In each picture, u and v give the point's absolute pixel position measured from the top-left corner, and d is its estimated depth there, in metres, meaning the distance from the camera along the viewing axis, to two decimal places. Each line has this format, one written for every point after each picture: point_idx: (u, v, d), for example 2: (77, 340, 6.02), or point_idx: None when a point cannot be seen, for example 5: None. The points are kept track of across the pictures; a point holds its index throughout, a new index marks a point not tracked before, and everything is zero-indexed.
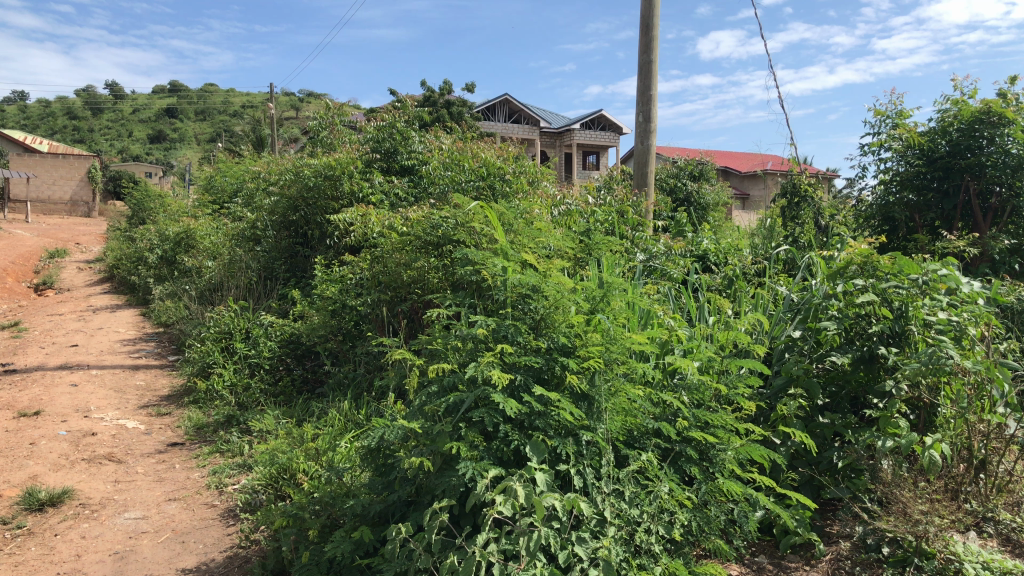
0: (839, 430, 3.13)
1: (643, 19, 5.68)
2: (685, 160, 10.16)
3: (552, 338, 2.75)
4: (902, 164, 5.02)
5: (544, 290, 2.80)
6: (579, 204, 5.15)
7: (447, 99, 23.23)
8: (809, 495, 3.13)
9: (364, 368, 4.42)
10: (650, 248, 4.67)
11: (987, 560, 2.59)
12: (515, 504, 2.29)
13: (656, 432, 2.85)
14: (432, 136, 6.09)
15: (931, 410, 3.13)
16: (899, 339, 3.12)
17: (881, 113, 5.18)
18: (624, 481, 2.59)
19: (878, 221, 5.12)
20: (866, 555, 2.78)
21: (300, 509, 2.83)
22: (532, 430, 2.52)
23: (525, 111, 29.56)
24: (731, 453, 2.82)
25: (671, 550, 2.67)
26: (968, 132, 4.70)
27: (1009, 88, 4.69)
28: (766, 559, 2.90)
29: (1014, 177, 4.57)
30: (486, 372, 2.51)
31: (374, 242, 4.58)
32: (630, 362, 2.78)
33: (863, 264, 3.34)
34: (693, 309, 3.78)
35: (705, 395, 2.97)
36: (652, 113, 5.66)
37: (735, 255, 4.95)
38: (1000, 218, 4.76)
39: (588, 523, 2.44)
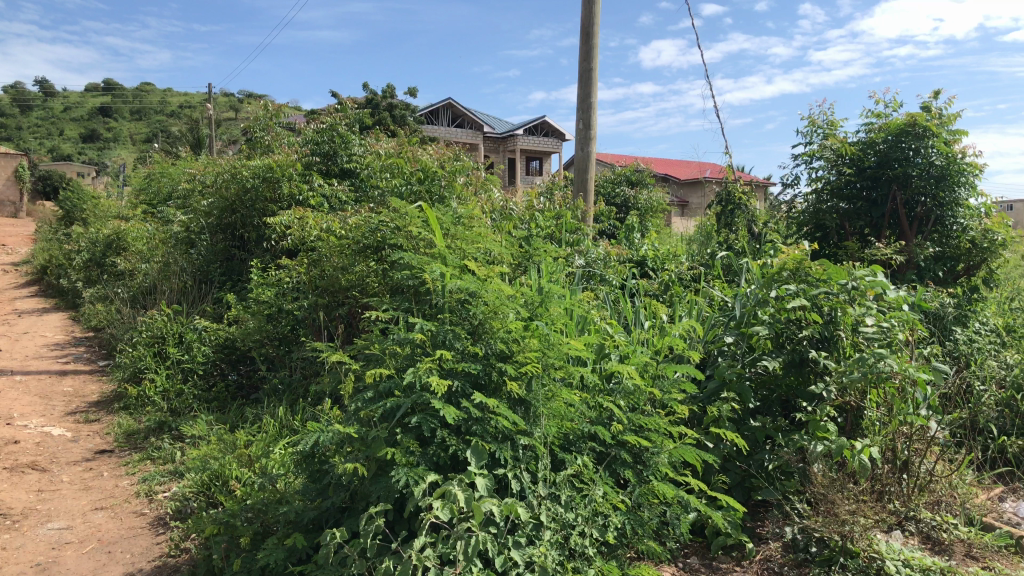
0: (769, 432, 3.20)
1: (583, 26, 5.74)
2: (624, 167, 10.27)
3: (489, 343, 2.74)
4: (833, 172, 5.16)
5: (483, 296, 2.80)
6: (520, 210, 5.16)
7: (390, 102, 23.15)
8: (741, 497, 3.19)
9: (300, 374, 4.38)
10: (589, 253, 4.72)
11: (907, 558, 2.68)
12: (453, 509, 2.31)
13: (592, 436, 2.87)
14: (373, 140, 6.06)
15: (858, 413, 3.23)
16: (829, 344, 3.22)
17: (813, 123, 5.31)
18: (560, 484, 2.60)
19: (809, 228, 5.26)
20: (796, 555, 2.84)
21: (231, 516, 2.79)
22: (469, 435, 2.53)
23: (469, 115, 29.58)
24: (664, 456, 2.86)
25: (605, 552, 2.70)
26: (895, 144, 4.84)
27: (933, 102, 4.84)
28: (697, 561, 2.95)
29: (937, 188, 4.74)
30: (424, 378, 2.51)
31: (312, 245, 4.53)
32: (567, 367, 2.82)
33: (795, 270, 3.42)
34: (630, 314, 3.81)
35: (640, 400, 3.00)
36: (592, 121, 5.70)
37: (673, 261, 5.03)
38: (925, 226, 4.90)
39: (524, 528, 2.45)
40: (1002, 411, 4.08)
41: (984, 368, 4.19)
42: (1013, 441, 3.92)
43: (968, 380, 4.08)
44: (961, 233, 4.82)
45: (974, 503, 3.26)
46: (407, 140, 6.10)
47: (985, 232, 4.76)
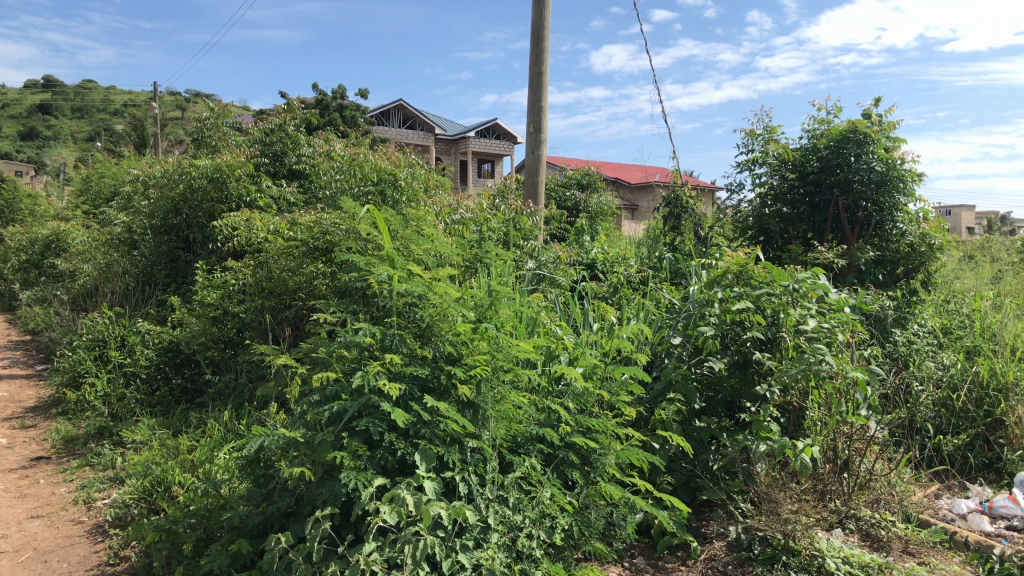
0: (715, 433, 3.25)
1: (533, 29, 5.76)
2: (574, 170, 10.32)
3: (437, 345, 2.73)
4: (776, 178, 5.27)
5: (431, 299, 2.78)
6: (471, 212, 5.14)
7: (341, 103, 22.97)
8: (686, 497, 3.23)
9: (246, 377, 4.31)
10: (540, 256, 4.73)
11: (846, 555, 2.75)
12: (401, 512, 2.30)
13: (540, 437, 2.88)
14: (322, 141, 6.00)
15: (800, 414, 3.30)
16: (772, 345, 3.27)
17: (755, 130, 5.41)
18: (507, 487, 2.60)
19: (753, 232, 5.35)
20: (740, 554, 2.88)
21: (173, 523, 2.74)
22: (417, 438, 2.52)
23: (421, 117, 29.48)
24: (612, 458, 2.88)
25: (552, 554, 2.71)
26: (837, 151, 4.94)
27: (873, 109, 4.96)
28: (643, 561, 2.98)
29: (878, 193, 4.85)
30: (373, 381, 2.49)
31: (259, 246, 4.47)
32: (515, 370, 2.83)
33: (739, 273, 3.47)
34: (579, 316, 3.83)
35: (589, 401, 3.01)
36: (543, 124, 5.72)
37: (622, 264, 5.08)
38: (866, 230, 5.01)
39: (472, 530, 2.45)
40: (938, 410, 4.21)
41: (922, 369, 4.30)
42: (949, 440, 4.04)
43: (907, 381, 4.19)
44: (901, 237, 4.93)
45: (911, 501, 3.35)
46: (357, 141, 6.06)
47: (923, 236, 4.90)
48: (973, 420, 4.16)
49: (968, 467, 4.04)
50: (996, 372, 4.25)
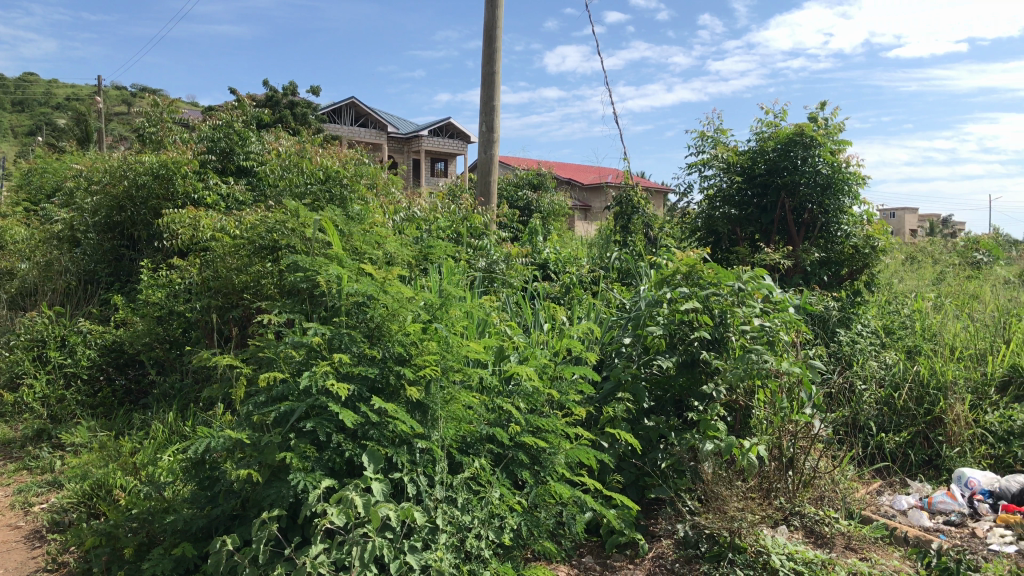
0: (663, 432, 3.28)
1: (486, 28, 5.76)
2: (527, 170, 10.35)
3: (387, 346, 2.69)
4: (724, 180, 5.34)
5: (380, 299, 2.74)
6: (423, 212, 5.11)
7: (291, 100, 22.72)
8: (634, 495, 3.25)
9: (191, 378, 4.24)
10: (491, 255, 4.72)
11: (790, 551, 2.79)
12: (348, 514, 2.28)
13: (490, 437, 2.88)
14: (271, 138, 5.92)
15: (746, 412, 3.35)
16: (719, 344, 3.34)
17: (704, 133, 5.47)
18: (457, 488, 2.59)
19: (702, 234, 5.42)
20: (687, 551, 2.91)
21: (114, 527, 2.68)
22: (365, 440, 2.50)
23: (374, 116, 29.29)
24: (561, 457, 2.89)
25: (500, 554, 2.70)
26: (784, 153, 5.01)
27: (818, 112, 5.05)
28: (592, 560, 2.99)
29: (823, 195, 4.94)
30: (321, 382, 2.45)
31: (205, 244, 4.38)
32: (465, 370, 2.82)
33: (687, 274, 3.51)
34: (529, 315, 3.83)
35: (539, 401, 3.01)
36: (495, 123, 5.73)
37: (574, 264, 5.10)
38: (812, 232, 5.10)
39: (420, 532, 2.44)
40: (880, 409, 4.32)
41: (865, 368, 4.40)
42: (890, 438, 4.13)
43: (850, 380, 4.28)
44: (845, 238, 5.03)
45: (854, 498, 3.43)
46: (308, 139, 5.99)
47: (866, 238, 5.01)
48: (914, 418, 4.27)
49: (909, 464, 4.14)
50: (936, 371, 4.37)
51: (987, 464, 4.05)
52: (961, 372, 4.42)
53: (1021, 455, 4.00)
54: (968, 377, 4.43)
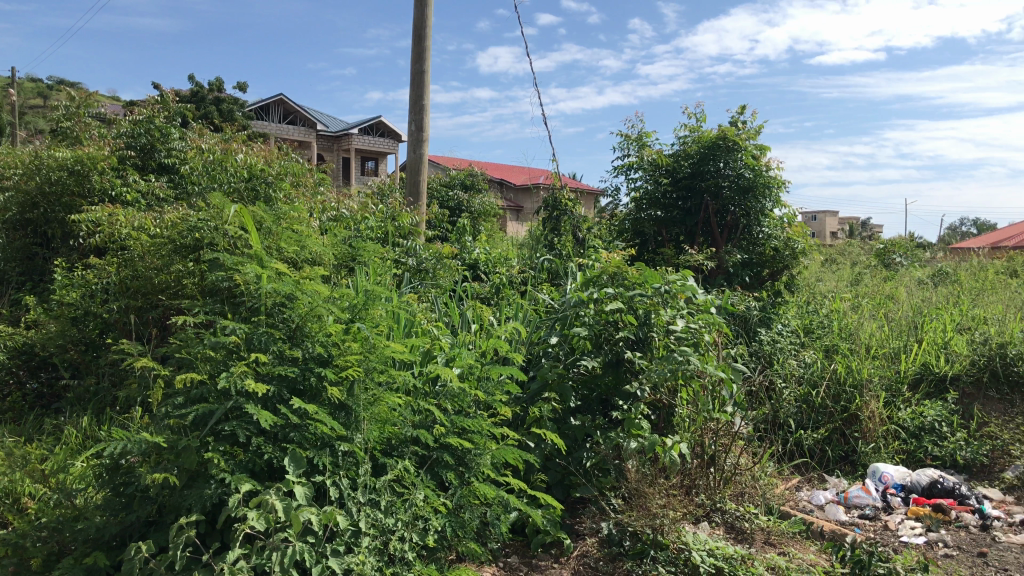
0: (589, 430, 3.31)
1: (415, 27, 5.72)
2: (456, 170, 10.33)
3: (308, 347, 2.64)
4: (650, 182, 5.44)
5: (301, 298, 2.68)
6: (351, 211, 5.05)
7: (217, 96, 22.25)
8: (560, 494, 3.27)
9: (108, 381, 4.10)
10: (419, 254, 4.69)
11: (711, 548, 2.84)
12: (269, 519, 2.24)
13: (414, 439, 2.85)
14: (193, 134, 5.76)
15: (670, 411, 3.41)
16: (643, 344, 3.37)
17: (630, 136, 5.55)
18: (380, 490, 2.57)
19: (630, 235, 5.49)
20: (610, 550, 2.94)
21: (20, 537, 2.54)
22: (286, 442, 2.45)
23: (304, 113, 28.88)
24: (487, 458, 2.90)
25: (424, 556, 2.69)
26: (707, 157, 5.13)
27: (738, 116, 5.18)
28: (518, 559, 2.99)
29: (744, 198, 5.07)
30: (239, 383, 2.39)
31: (122, 243, 4.24)
32: (390, 371, 2.80)
33: (613, 275, 3.55)
34: (456, 315, 3.80)
35: (465, 402, 2.99)
36: (425, 122, 5.69)
37: (504, 264, 5.12)
38: (734, 234, 5.22)
39: (342, 535, 2.42)
40: (800, 406, 4.44)
41: (785, 366, 4.51)
42: (809, 435, 4.26)
43: (770, 378, 4.38)
44: (766, 240, 5.17)
45: (773, 494, 3.53)
46: (233, 137, 5.86)
47: (787, 240, 5.15)
48: (831, 415, 4.41)
49: (826, 460, 4.29)
50: (851, 369, 4.53)
51: (900, 459, 4.26)
52: (876, 370, 4.58)
53: (931, 450, 4.24)
54: (883, 375, 4.59)
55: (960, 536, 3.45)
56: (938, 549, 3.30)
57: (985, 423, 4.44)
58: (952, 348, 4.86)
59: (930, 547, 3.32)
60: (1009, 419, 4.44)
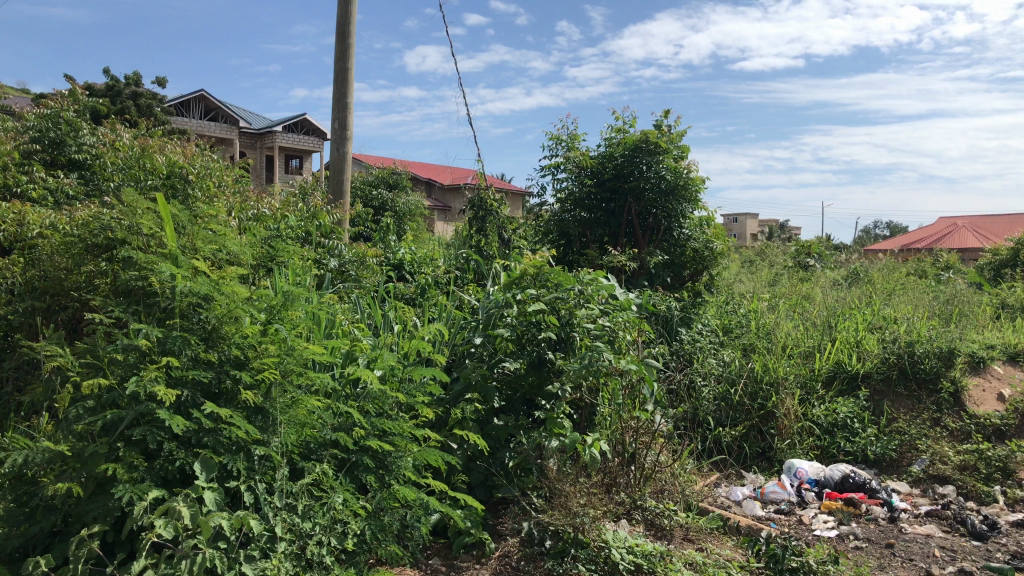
0: (512, 431, 3.31)
1: (338, 24, 5.65)
2: (380, 169, 10.25)
3: (223, 349, 2.57)
4: (575, 184, 5.46)
5: (216, 299, 2.59)
6: (272, 210, 4.94)
7: (135, 91, 21.59)
8: (482, 495, 3.26)
9: (12, 385, 3.90)
10: (342, 254, 4.63)
11: (631, 545, 2.88)
12: (177, 526, 2.19)
13: (333, 442, 2.81)
14: (105, 129, 5.56)
15: (592, 409, 3.46)
16: (564, 344, 3.42)
17: (556, 137, 5.58)
18: (297, 494, 2.53)
19: (555, 236, 5.52)
20: (531, 549, 2.95)
21: None
22: (199, 447, 2.39)
23: (227, 110, 28.25)
24: (408, 460, 2.86)
25: (343, 560, 2.63)
26: (631, 159, 5.22)
27: (660, 119, 5.27)
28: (439, 561, 2.97)
29: (666, 200, 5.18)
30: (149, 388, 2.30)
31: (28, 242, 4.04)
32: (308, 373, 2.76)
33: (535, 275, 3.55)
34: (378, 315, 3.75)
35: (386, 404, 2.95)
36: (348, 121, 5.62)
37: (429, 264, 5.09)
38: (656, 235, 5.33)
39: (257, 540, 2.37)
40: (719, 404, 4.52)
41: (704, 364, 4.60)
42: (727, 432, 4.35)
43: (691, 377, 4.46)
44: (686, 241, 5.29)
45: (692, 491, 3.59)
46: (148, 132, 5.67)
47: (705, 242, 5.28)
48: (748, 412, 4.51)
49: (743, 456, 4.38)
50: (768, 367, 4.65)
51: (813, 454, 4.38)
52: (792, 368, 4.70)
53: (843, 445, 4.38)
54: (798, 373, 4.72)
55: (869, 528, 3.58)
56: (849, 542, 3.41)
57: (894, 418, 4.61)
58: (864, 346, 5.03)
59: (842, 540, 3.43)
60: (916, 415, 4.62)
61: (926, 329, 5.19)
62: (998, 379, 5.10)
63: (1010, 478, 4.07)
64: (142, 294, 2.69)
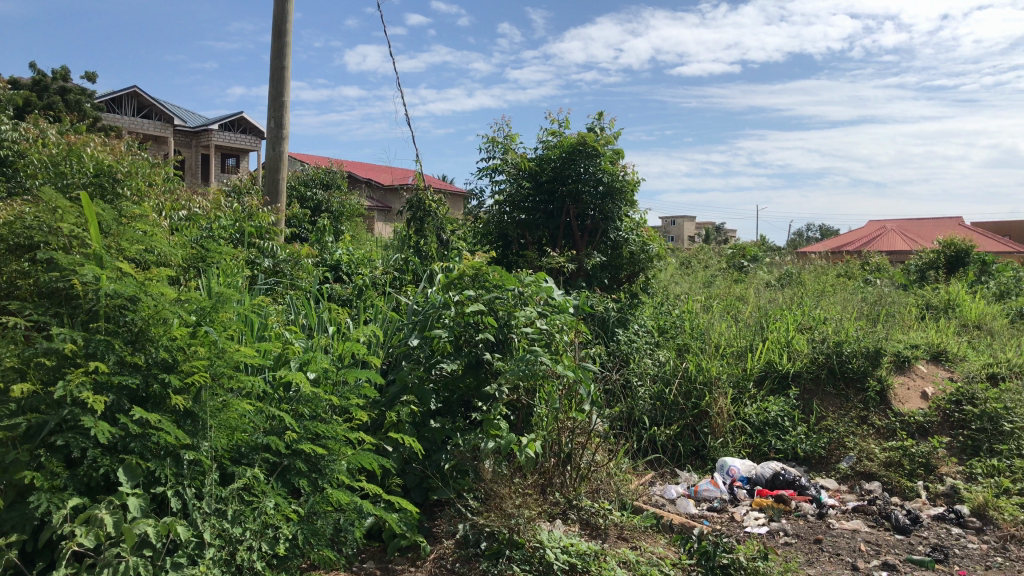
0: (448, 433, 3.31)
1: (275, 21, 5.57)
2: (316, 171, 10.13)
3: (150, 353, 2.50)
4: (513, 186, 5.48)
5: (143, 301, 2.52)
6: (205, 209, 4.85)
7: (63, 86, 20.93)
8: (418, 498, 3.25)
9: None
10: (277, 254, 4.58)
11: (565, 545, 2.89)
12: (99, 535, 2.14)
13: (265, 446, 2.77)
14: (29, 124, 5.38)
15: (528, 410, 3.48)
16: (502, 345, 3.44)
17: (495, 139, 5.59)
18: (227, 499, 2.49)
19: (494, 239, 5.52)
20: (466, 551, 2.95)
21: None
22: (125, 453, 2.33)
23: (161, 107, 27.61)
24: (342, 464, 2.83)
25: (274, 565, 2.60)
26: (569, 161, 5.26)
27: (598, 123, 5.33)
28: (373, 565, 2.96)
29: (603, 202, 5.25)
30: (73, 393, 2.24)
31: None
32: (239, 376, 2.70)
33: (474, 276, 3.53)
34: (313, 317, 3.71)
35: (319, 407, 2.91)
36: (284, 119, 5.54)
37: (367, 265, 5.05)
38: (594, 237, 5.39)
39: (185, 547, 2.33)
40: (654, 404, 4.58)
41: (640, 365, 4.65)
42: (662, 432, 4.41)
43: (627, 377, 4.51)
44: (624, 243, 5.35)
45: (627, 489, 3.64)
46: (74, 128, 5.51)
47: (642, 245, 5.33)
48: (682, 411, 4.59)
49: (677, 455, 4.45)
50: (701, 367, 4.73)
51: (746, 453, 4.46)
52: (725, 368, 4.79)
53: (774, 444, 4.48)
54: (731, 372, 4.82)
55: (798, 524, 3.66)
56: (778, 538, 3.49)
57: (823, 417, 4.73)
58: (794, 347, 5.16)
59: (772, 536, 3.50)
60: (844, 413, 4.75)
61: (853, 329, 5.34)
62: (921, 378, 5.27)
63: (931, 473, 4.23)
64: (66, 296, 2.61)
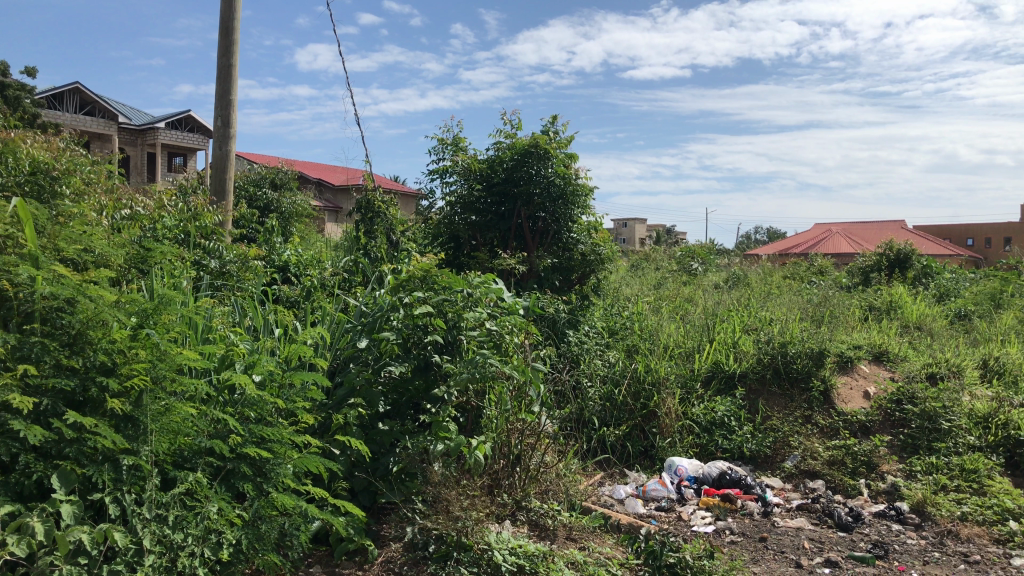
0: (396, 436, 3.30)
1: (222, 19, 5.48)
2: (264, 171, 9.99)
3: (88, 356, 2.43)
4: (463, 187, 5.45)
5: (81, 303, 2.45)
6: (149, 209, 4.76)
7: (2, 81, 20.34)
8: (365, 501, 3.22)
9: None
10: (224, 255, 4.51)
11: (513, 546, 2.88)
12: (31, 543, 2.09)
13: (208, 450, 2.72)
14: None
15: (478, 412, 3.46)
16: (451, 348, 3.42)
17: (446, 140, 5.56)
18: (168, 504, 2.43)
19: (445, 240, 5.47)
20: (414, 554, 2.92)
21: None
22: (60, 459, 2.27)
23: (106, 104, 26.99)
24: (288, 467, 2.79)
25: (217, 571, 2.55)
26: (520, 163, 5.26)
27: (549, 126, 5.34)
28: (320, 569, 2.93)
29: (554, 204, 5.28)
30: (3, 397, 2.16)
31: None
32: (181, 380, 2.64)
33: (423, 278, 3.50)
34: (259, 320, 3.65)
35: (264, 409, 2.86)
36: (231, 118, 5.46)
37: (315, 267, 5.00)
38: (545, 239, 5.44)
39: (123, 554, 2.28)
40: (603, 405, 4.61)
41: (590, 366, 4.68)
42: (611, 432, 4.44)
43: (577, 379, 4.53)
44: (574, 245, 5.39)
45: (575, 490, 3.66)
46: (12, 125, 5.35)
47: (592, 246, 5.41)
48: (632, 412, 4.63)
49: (626, 455, 4.48)
50: (650, 368, 4.77)
51: (693, 453, 4.52)
52: (673, 369, 4.85)
53: (721, 443, 4.54)
54: (679, 373, 4.88)
55: (743, 523, 3.72)
56: (725, 536, 3.54)
57: (769, 416, 4.80)
58: (740, 347, 5.24)
59: (718, 534, 3.55)
60: (789, 412, 4.83)
61: (798, 330, 5.44)
62: (864, 378, 5.38)
63: (873, 471, 4.32)
64: None
